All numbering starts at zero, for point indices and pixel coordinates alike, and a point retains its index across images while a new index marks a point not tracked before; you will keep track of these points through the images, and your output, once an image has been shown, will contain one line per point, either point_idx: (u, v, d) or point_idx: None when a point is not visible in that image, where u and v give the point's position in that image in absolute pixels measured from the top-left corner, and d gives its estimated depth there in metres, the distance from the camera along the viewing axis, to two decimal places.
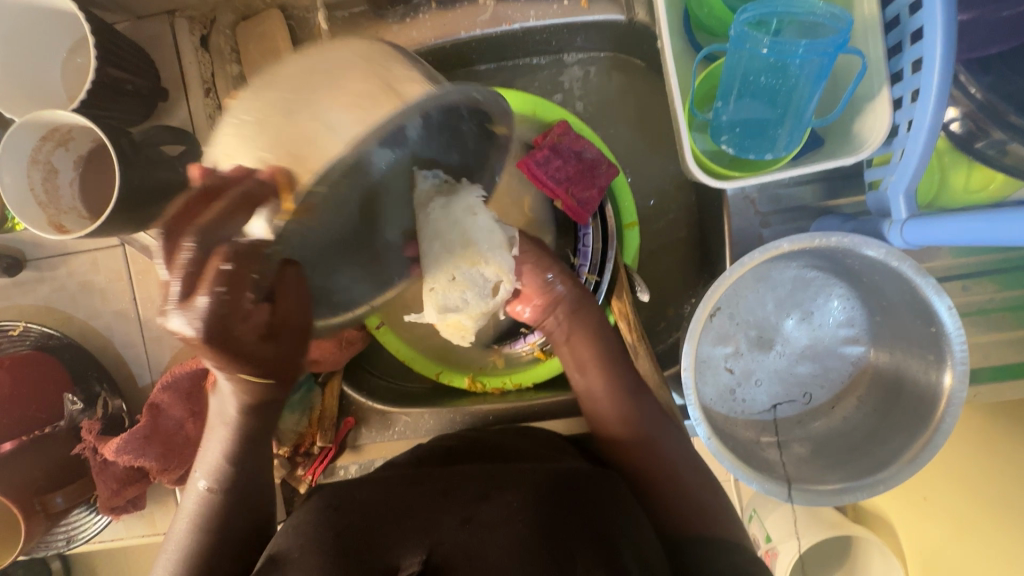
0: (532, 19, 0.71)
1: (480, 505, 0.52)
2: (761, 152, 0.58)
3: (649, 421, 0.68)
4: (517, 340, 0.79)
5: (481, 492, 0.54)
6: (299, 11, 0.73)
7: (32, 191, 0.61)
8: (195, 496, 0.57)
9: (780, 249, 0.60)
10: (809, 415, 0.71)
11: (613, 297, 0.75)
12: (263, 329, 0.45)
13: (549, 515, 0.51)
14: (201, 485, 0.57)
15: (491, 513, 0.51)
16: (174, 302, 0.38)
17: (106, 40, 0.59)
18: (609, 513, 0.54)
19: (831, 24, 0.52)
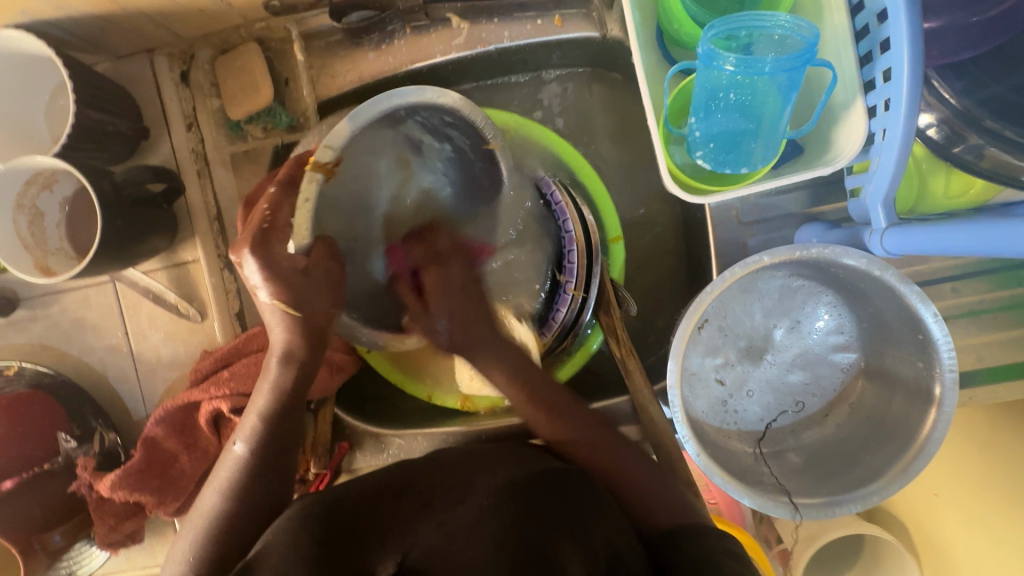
0: (506, 40, 0.71)
1: (454, 509, 0.53)
2: (737, 166, 0.57)
3: (593, 426, 0.65)
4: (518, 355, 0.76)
5: (459, 498, 0.54)
6: (278, 42, 0.73)
7: (19, 235, 0.62)
8: (229, 457, 0.59)
9: (760, 262, 0.60)
10: (804, 423, 0.70)
11: (601, 312, 0.74)
12: (307, 271, 0.55)
13: (517, 513, 0.51)
14: (235, 449, 0.59)
15: (464, 515, 0.52)
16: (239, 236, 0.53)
17: (84, 82, 0.60)
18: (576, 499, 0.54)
19: (799, 37, 0.52)
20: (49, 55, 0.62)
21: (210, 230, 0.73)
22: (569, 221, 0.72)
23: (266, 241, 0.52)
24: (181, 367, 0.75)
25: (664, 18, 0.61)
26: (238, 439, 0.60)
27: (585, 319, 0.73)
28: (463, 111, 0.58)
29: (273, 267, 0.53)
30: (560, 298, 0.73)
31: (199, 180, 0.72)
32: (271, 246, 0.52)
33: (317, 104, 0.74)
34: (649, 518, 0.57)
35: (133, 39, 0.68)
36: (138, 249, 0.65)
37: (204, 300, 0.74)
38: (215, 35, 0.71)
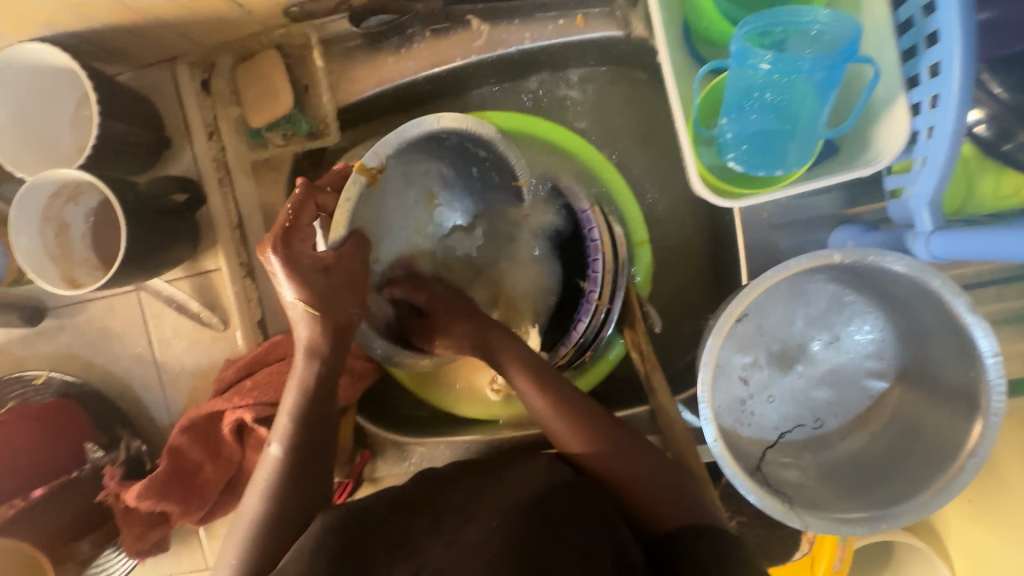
0: (527, 42, 0.70)
1: (464, 527, 0.51)
2: (771, 168, 0.55)
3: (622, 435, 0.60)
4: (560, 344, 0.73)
5: (466, 514, 0.52)
6: (297, 49, 0.72)
7: (45, 247, 0.62)
8: (267, 460, 0.56)
9: (830, 259, 0.55)
10: (822, 442, 0.67)
11: (625, 327, 0.72)
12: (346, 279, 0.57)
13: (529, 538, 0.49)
14: (272, 451, 0.56)
15: (471, 534, 0.50)
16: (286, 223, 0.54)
17: (107, 94, 0.60)
18: (592, 517, 0.52)
19: (838, 33, 0.50)
20: (73, 67, 0.62)
21: (232, 237, 0.73)
22: (596, 230, 0.70)
23: (287, 238, 0.53)
24: (204, 376, 0.75)
25: (693, 15, 0.59)
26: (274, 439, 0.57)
27: (609, 329, 0.72)
28: (499, 147, 0.61)
29: (293, 262, 0.53)
30: (583, 308, 0.72)
31: (220, 189, 0.72)
32: (294, 243, 0.54)
33: (336, 110, 0.73)
34: (654, 523, 0.56)
35: (154, 48, 0.67)
36: (162, 259, 0.65)
37: (227, 309, 0.74)
38: (235, 42, 0.71)
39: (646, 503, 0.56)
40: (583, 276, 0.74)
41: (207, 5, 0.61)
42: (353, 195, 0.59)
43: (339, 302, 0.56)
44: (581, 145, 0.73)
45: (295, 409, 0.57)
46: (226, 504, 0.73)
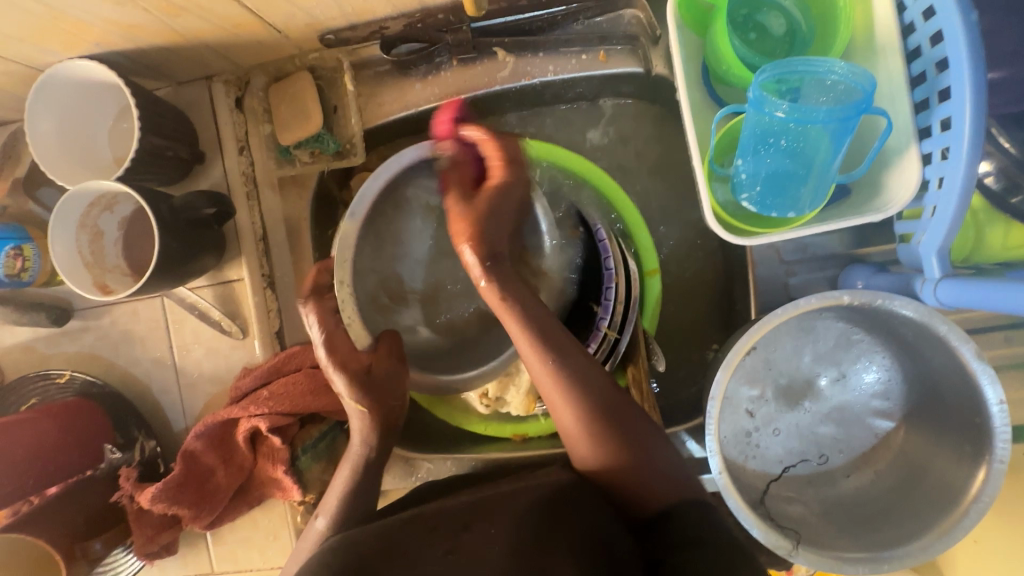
0: (550, 74, 0.72)
1: (461, 534, 0.51)
2: (784, 209, 0.56)
3: (620, 401, 0.59)
4: None
5: (462, 522, 0.53)
6: (328, 71, 0.75)
7: (80, 253, 0.65)
8: (316, 532, 0.63)
9: (839, 301, 0.57)
10: (827, 478, 0.68)
11: (629, 364, 0.74)
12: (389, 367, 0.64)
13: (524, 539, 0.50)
14: (321, 525, 0.63)
15: (472, 539, 0.50)
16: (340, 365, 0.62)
17: (147, 110, 0.63)
18: (583, 515, 0.54)
19: (854, 84, 0.52)
20: (117, 82, 0.65)
21: (256, 250, 0.76)
22: (610, 258, 0.72)
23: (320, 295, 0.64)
24: (222, 382, 0.77)
25: (712, 58, 0.61)
26: (321, 514, 0.64)
27: (614, 360, 0.73)
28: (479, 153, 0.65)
29: (325, 316, 0.63)
30: (592, 334, 0.73)
31: (248, 203, 0.75)
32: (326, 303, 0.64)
33: (363, 131, 0.76)
34: (639, 503, 0.57)
35: (193, 67, 0.71)
36: (190, 269, 0.67)
37: (247, 318, 0.76)
38: (270, 63, 0.74)
39: (635, 485, 0.57)
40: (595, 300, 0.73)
41: (249, 31, 0.64)
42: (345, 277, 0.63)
43: (381, 379, 0.63)
44: (600, 176, 0.75)
45: (347, 485, 0.64)
46: (235, 509, 0.74)
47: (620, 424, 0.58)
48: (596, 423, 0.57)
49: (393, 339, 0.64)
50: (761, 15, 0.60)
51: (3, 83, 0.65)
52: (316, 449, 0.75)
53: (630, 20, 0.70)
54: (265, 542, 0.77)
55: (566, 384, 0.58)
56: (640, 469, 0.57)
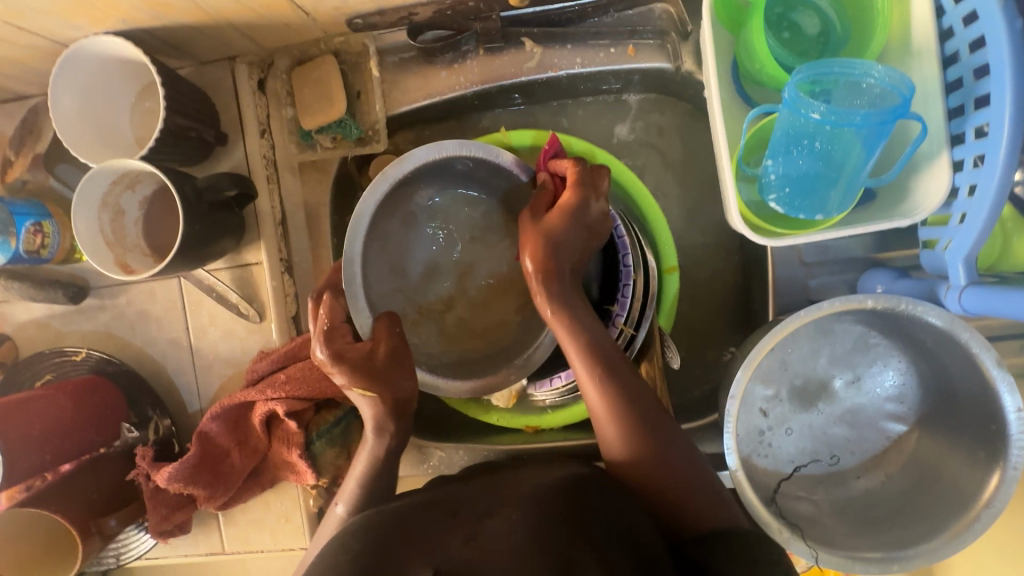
0: (578, 67, 0.72)
1: (483, 522, 0.48)
2: (812, 212, 0.56)
3: (657, 412, 0.58)
4: None
5: (487, 509, 0.50)
6: (352, 56, 0.74)
7: (101, 232, 0.64)
8: (334, 518, 0.63)
9: (862, 305, 0.57)
10: (838, 479, 0.69)
11: (643, 360, 0.75)
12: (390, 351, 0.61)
13: (551, 528, 0.46)
14: (338, 511, 0.63)
15: (493, 529, 0.47)
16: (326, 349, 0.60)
17: (171, 89, 0.63)
18: (619, 514, 0.50)
19: (890, 88, 0.52)
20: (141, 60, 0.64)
21: (275, 234, 0.75)
22: (630, 255, 0.71)
23: (330, 337, 0.61)
24: (237, 365, 0.78)
25: (744, 54, 0.61)
26: (340, 501, 0.63)
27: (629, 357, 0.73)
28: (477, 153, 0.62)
29: (338, 356, 0.60)
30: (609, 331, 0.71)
31: (268, 186, 0.75)
32: (337, 342, 0.61)
33: (386, 118, 0.76)
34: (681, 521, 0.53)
35: (217, 47, 0.70)
36: (211, 251, 0.67)
37: (265, 302, 0.76)
38: (294, 46, 0.73)
39: (667, 495, 0.54)
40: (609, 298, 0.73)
41: (277, 12, 0.64)
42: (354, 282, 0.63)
43: (392, 377, 0.61)
44: (622, 171, 0.75)
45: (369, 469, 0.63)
46: (247, 491, 0.75)
47: (663, 433, 0.57)
48: (645, 445, 0.56)
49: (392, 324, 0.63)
50: (796, 14, 0.60)
51: (27, 57, 0.65)
52: (330, 434, 0.74)
53: (661, 14, 0.69)
54: (277, 524, 0.78)
55: (613, 400, 0.57)
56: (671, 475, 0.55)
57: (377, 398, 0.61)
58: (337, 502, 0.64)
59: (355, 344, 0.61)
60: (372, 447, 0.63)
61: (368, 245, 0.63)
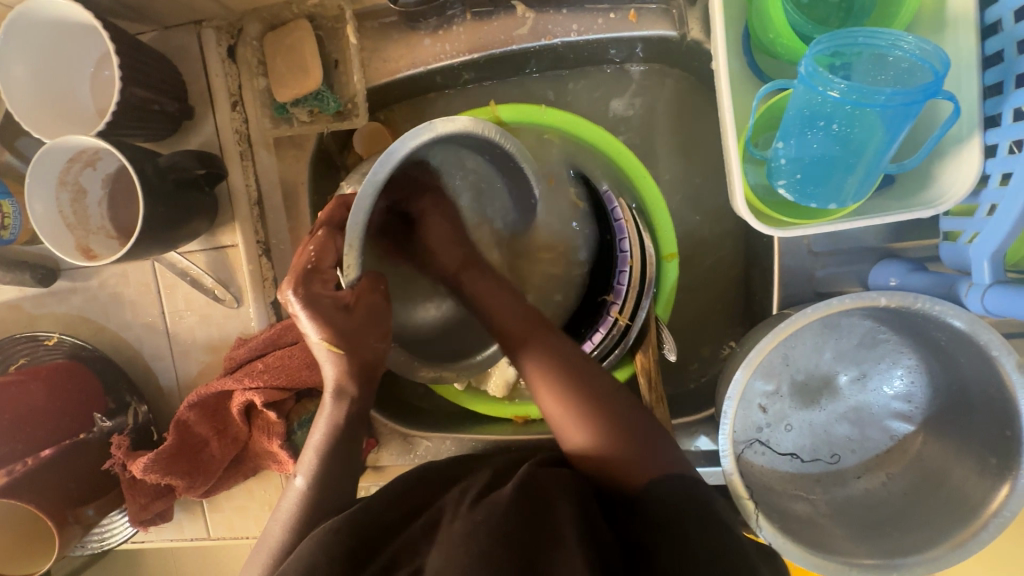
0: (574, 34, 0.66)
1: (449, 527, 0.50)
2: (825, 200, 0.51)
3: (617, 406, 0.58)
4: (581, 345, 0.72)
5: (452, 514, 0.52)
6: (329, 21, 0.68)
7: (61, 214, 0.60)
8: (294, 492, 0.56)
9: (875, 303, 0.53)
10: (837, 478, 0.66)
11: (637, 351, 0.73)
12: (369, 306, 0.53)
13: (521, 530, 0.47)
14: (297, 482, 0.56)
15: (454, 532, 0.49)
16: (298, 290, 0.51)
17: (129, 58, 0.58)
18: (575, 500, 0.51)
19: (920, 61, 0.46)
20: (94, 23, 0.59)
21: (250, 215, 0.71)
22: (626, 240, 0.69)
23: (307, 279, 0.52)
24: (215, 352, 0.75)
25: (755, 18, 0.55)
26: (298, 472, 0.57)
27: (621, 350, 0.72)
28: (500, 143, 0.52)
29: (312, 303, 0.51)
30: (601, 319, 0.72)
31: (241, 163, 0.70)
32: (313, 287, 0.52)
33: (366, 90, 0.70)
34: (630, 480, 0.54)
35: (181, 9, 0.64)
36: (179, 235, 0.63)
37: (241, 286, 0.72)
38: (266, 10, 0.67)
39: (624, 475, 0.55)
40: (606, 288, 0.73)
41: None
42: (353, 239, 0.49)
43: (365, 337, 0.54)
44: (618, 149, 0.68)
45: (324, 447, 0.56)
46: (229, 479, 0.74)
47: (610, 410, 0.57)
48: (602, 427, 0.56)
49: (377, 281, 0.54)
50: None
51: None
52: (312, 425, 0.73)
53: None
54: (261, 511, 0.77)
55: (572, 403, 0.58)
56: (618, 451, 0.55)
57: (344, 358, 0.53)
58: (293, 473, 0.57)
59: (333, 292, 0.52)
60: (333, 411, 0.56)
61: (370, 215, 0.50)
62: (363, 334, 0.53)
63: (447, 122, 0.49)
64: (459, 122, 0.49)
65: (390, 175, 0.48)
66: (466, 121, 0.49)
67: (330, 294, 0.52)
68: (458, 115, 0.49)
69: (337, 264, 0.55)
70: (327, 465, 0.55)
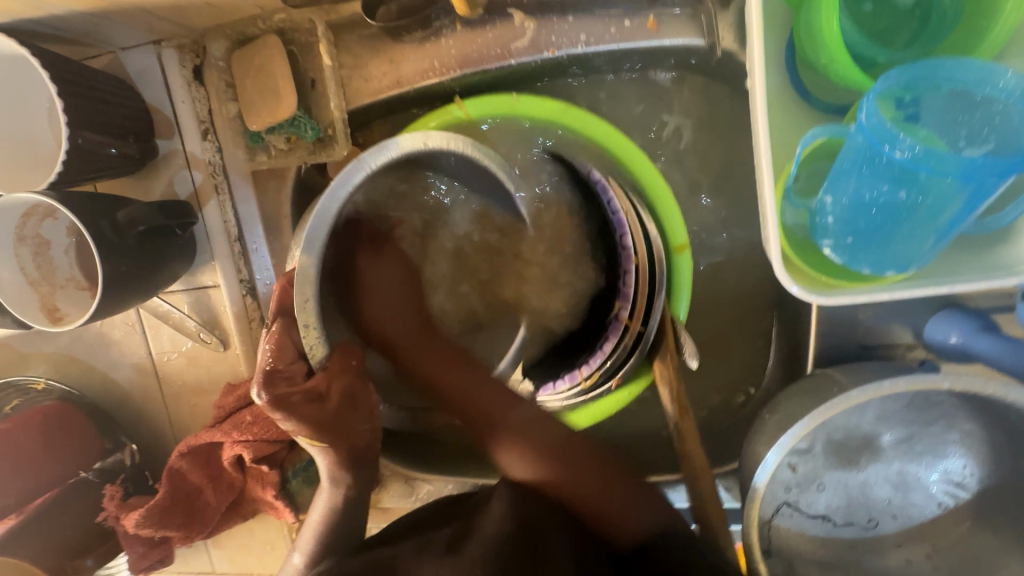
0: (582, 46, 0.56)
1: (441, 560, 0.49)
2: (880, 266, 0.42)
3: (589, 459, 0.59)
4: (593, 357, 0.62)
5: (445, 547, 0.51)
6: (302, 34, 0.60)
7: (23, 271, 0.56)
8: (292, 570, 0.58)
9: (938, 386, 0.49)
10: (872, 545, 0.60)
11: (655, 357, 0.63)
12: (344, 394, 0.55)
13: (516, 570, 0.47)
14: (298, 559, 0.57)
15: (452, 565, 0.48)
16: (264, 391, 0.52)
17: (77, 99, 0.51)
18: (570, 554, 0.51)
19: (1020, 103, 0.36)
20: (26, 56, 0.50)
21: (231, 253, 0.66)
22: (628, 235, 0.59)
23: (271, 381, 0.52)
24: (206, 394, 0.71)
25: (803, 31, 0.45)
26: (298, 548, 0.58)
27: (636, 357, 0.62)
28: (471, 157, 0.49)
29: (285, 404, 0.53)
30: (611, 326, 0.61)
31: (217, 198, 0.64)
32: (280, 387, 0.52)
33: (347, 114, 0.62)
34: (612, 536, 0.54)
35: (136, 31, 0.57)
36: (151, 287, 0.58)
37: (227, 328, 0.68)
38: (231, 25, 0.60)
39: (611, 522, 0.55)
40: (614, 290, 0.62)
41: None
42: (310, 321, 0.48)
43: (345, 420, 0.57)
44: (640, 162, 0.59)
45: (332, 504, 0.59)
46: (228, 524, 0.72)
47: (567, 453, 0.58)
48: (544, 459, 0.58)
49: (349, 353, 0.54)
50: None
51: None
52: (308, 472, 0.69)
53: None
54: (264, 550, 0.76)
55: (537, 454, 0.58)
56: (603, 488, 0.56)
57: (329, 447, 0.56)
58: (293, 551, 0.59)
59: (302, 384, 0.53)
60: (330, 495, 0.59)
61: (319, 295, 0.49)
62: (341, 417, 0.56)
63: (377, 151, 0.46)
64: (401, 138, 0.47)
65: (327, 235, 0.47)
66: (401, 138, 0.46)
67: (300, 384, 0.53)
68: (388, 143, 0.47)
69: (300, 355, 0.53)
70: (330, 543, 0.57)
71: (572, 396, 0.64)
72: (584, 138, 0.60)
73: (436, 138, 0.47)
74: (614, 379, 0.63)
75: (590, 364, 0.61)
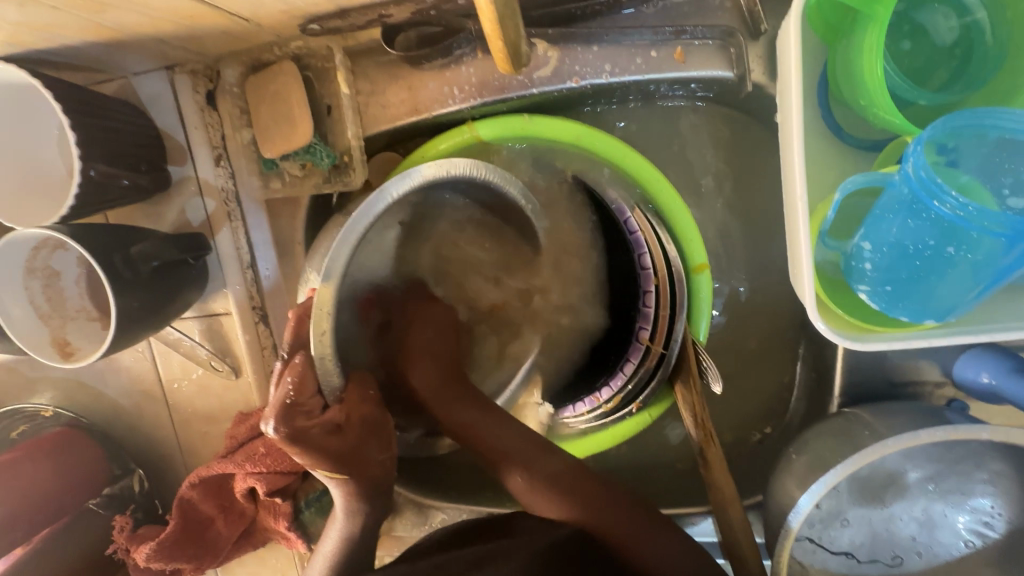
0: (606, 76, 0.55)
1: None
2: (920, 315, 0.41)
3: (614, 496, 0.52)
4: (613, 378, 0.63)
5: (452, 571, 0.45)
6: (318, 60, 0.59)
7: (34, 304, 0.55)
8: None
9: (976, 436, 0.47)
10: None
11: (677, 381, 0.61)
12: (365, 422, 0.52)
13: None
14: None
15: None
16: (279, 424, 0.46)
17: (89, 131, 0.50)
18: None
19: None
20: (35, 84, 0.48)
21: (243, 279, 0.65)
22: (647, 255, 0.60)
23: (290, 413, 0.47)
24: (217, 422, 0.70)
25: (839, 69, 0.43)
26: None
27: (654, 385, 0.62)
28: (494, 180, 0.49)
29: (302, 438, 0.48)
30: (632, 348, 0.63)
31: (229, 225, 0.63)
32: (297, 421, 0.47)
33: (363, 140, 0.61)
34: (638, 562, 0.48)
35: (150, 58, 0.56)
36: (163, 320, 0.57)
37: (239, 355, 0.67)
38: (246, 50, 0.58)
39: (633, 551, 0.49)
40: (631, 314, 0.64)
41: (209, 19, 0.49)
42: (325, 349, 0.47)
43: (364, 450, 0.53)
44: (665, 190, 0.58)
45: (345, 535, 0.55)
46: (239, 553, 0.71)
47: (578, 486, 0.52)
48: (561, 498, 0.51)
49: (365, 383, 0.52)
50: (924, 13, 0.43)
51: None
52: (321, 503, 0.68)
53: None
54: None
55: (549, 492, 0.52)
56: (627, 529, 0.50)
57: (349, 479, 0.52)
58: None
59: (321, 417, 0.49)
60: (342, 525, 0.55)
61: (336, 324, 0.48)
62: (359, 446, 0.52)
63: (401, 180, 0.45)
64: (424, 166, 0.46)
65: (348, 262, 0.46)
66: (427, 166, 0.46)
67: (320, 417, 0.49)
68: (412, 170, 0.46)
69: (320, 388, 0.49)
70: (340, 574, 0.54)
71: (590, 418, 0.64)
72: (603, 162, 0.59)
73: (462, 165, 0.46)
74: (635, 403, 0.62)
75: (611, 383, 0.63)
